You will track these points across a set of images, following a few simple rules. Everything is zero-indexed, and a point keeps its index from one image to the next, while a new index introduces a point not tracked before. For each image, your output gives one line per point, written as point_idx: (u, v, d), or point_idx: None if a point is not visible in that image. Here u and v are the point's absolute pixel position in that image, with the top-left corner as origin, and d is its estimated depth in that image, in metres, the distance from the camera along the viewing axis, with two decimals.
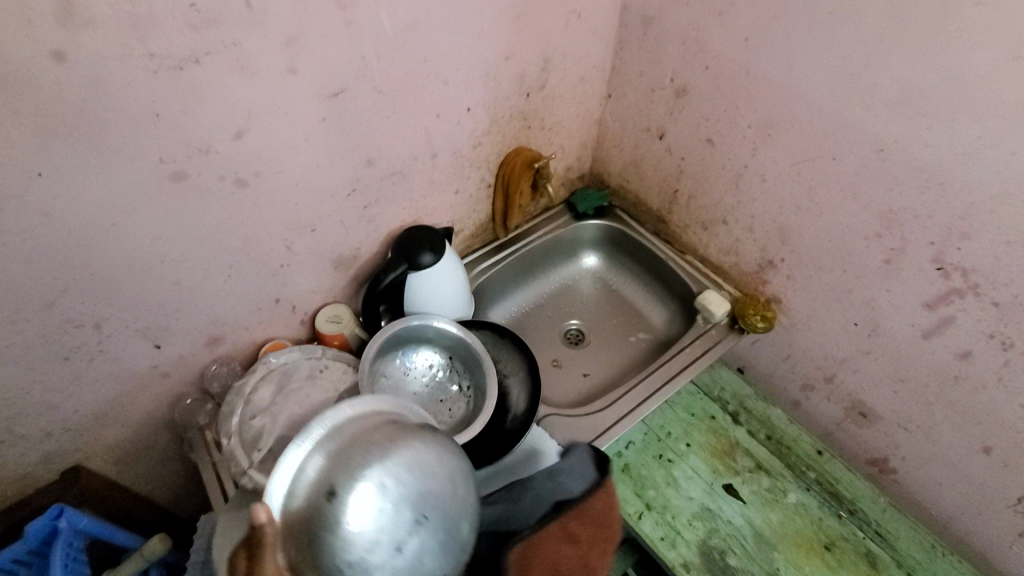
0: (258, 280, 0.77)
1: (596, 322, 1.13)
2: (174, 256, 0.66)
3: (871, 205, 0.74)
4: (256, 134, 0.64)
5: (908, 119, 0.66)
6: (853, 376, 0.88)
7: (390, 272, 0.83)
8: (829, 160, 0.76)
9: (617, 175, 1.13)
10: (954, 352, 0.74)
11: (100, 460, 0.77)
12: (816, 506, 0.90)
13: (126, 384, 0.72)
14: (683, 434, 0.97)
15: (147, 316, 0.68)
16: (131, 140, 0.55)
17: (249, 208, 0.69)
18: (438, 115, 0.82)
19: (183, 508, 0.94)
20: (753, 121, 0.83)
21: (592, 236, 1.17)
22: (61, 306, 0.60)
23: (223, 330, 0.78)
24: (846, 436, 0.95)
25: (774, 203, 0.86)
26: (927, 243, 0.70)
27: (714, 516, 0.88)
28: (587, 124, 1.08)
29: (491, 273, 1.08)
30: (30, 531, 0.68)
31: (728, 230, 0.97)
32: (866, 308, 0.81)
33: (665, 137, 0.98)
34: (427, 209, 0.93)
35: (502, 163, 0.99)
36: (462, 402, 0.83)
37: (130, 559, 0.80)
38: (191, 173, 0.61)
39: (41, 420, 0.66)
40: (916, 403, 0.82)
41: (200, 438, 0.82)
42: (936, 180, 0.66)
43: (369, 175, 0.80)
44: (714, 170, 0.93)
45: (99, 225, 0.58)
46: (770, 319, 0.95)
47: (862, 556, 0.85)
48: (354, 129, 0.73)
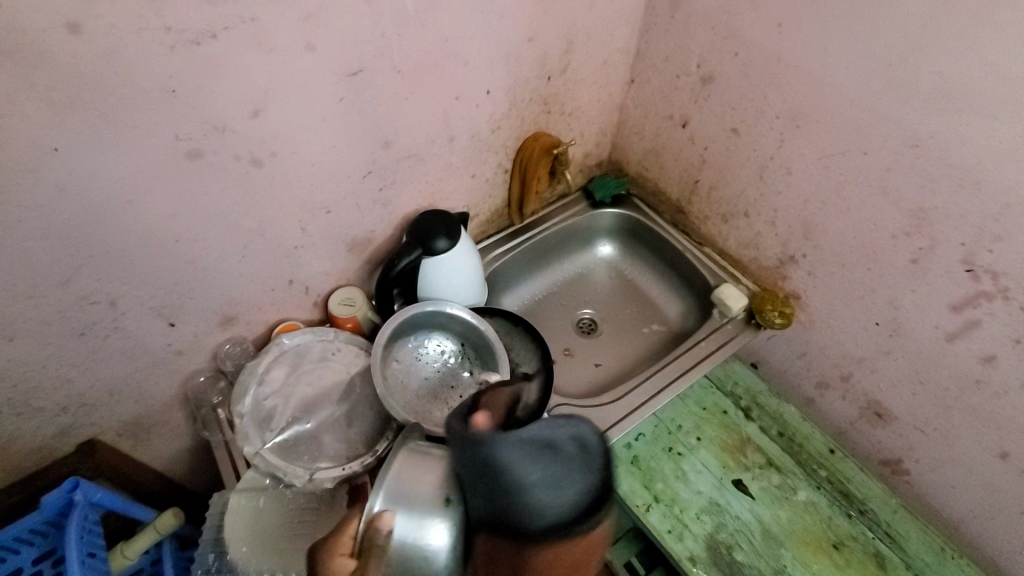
0: (272, 261, 0.77)
1: (609, 312, 1.12)
2: (189, 234, 0.65)
3: (901, 202, 0.71)
4: (272, 113, 0.63)
5: (947, 114, 0.63)
6: (871, 377, 0.87)
7: (404, 257, 0.82)
8: (859, 154, 0.73)
9: (636, 163, 1.11)
10: (978, 356, 0.72)
11: (115, 434, 0.77)
12: (826, 504, 0.90)
13: (141, 361, 0.72)
14: (694, 428, 0.96)
15: (162, 294, 0.68)
16: (147, 116, 0.54)
17: (264, 189, 0.68)
18: (457, 97, 0.80)
19: (196, 482, 0.96)
20: (781, 111, 0.80)
21: (608, 224, 1.16)
22: (76, 282, 0.60)
23: (237, 310, 0.78)
24: (860, 436, 0.94)
25: (799, 197, 0.84)
26: (958, 244, 0.68)
27: (722, 510, 0.88)
28: (607, 109, 1.05)
29: (505, 260, 1.06)
30: (46, 503, 0.70)
31: (749, 223, 0.95)
32: (889, 307, 0.79)
33: (687, 125, 0.96)
34: (443, 193, 0.92)
35: (519, 148, 0.97)
36: (473, 390, 0.83)
37: (144, 532, 0.81)
38: (207, 151, 0.60)
39: (57, 394, 0.67)
40: (935, 407, 0.80)
41: (213, 416, 0.83)
42: (972, 179, 0.64)
43: (385, 157, 0.78)
44: (738, 161, 0.90)
45: (116, 202, 0.57)
46: (788, 315, 0.94)
47: (870, 556, 0.85)
48: (371, 109, 0.71)
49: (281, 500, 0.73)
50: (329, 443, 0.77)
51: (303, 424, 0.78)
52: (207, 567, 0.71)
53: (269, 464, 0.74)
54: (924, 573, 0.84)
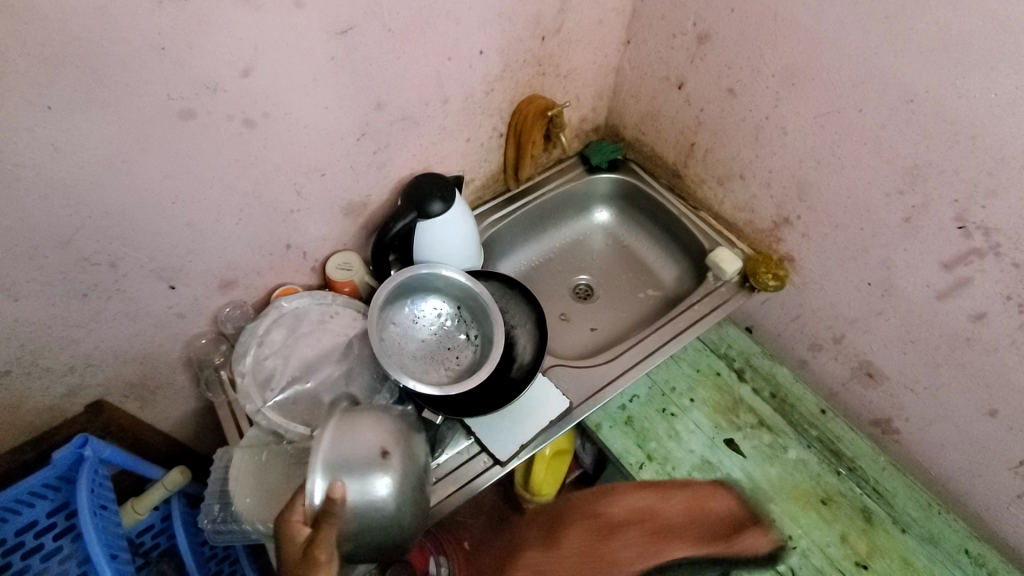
0: (269, 224, 0.78)
1: (605, 278, 1.12)
2: (186, 196, 0.66)
3: (896, 159, 0.71)
4: (263, 72, 0.63)
5: (943, 67, 0.63)
6: (863, 337, 0.88)
7: (399, 220, 0.83)
8: (855, 112, 0.73)
9: (633, 127, 1.10)
10: (968, 313, 0.73)
11: (121, 395, 0.80)
12: (815, 462, 0.92)
13: (144, 323, 0.74)
14: (687, 389, 0.98)
15: (161, 256, 0.69)
16: (139, 75, 0.54)
17: (257, 150, 0.69)
18: (449, 57, 0.79)
19: (201, 444, 0.99)
20: (777, 69, 0.79)
21: (604, 190, 1.15)
22: (76, 244, 0.61)
23: (236, 274, 0.80)
24: (851, 397, 0.95)
25: (794, 157, 0.83)
26: (950, 201, 0.68)
27: (714, 468, 0.90)
28: (604, 72, 1.04)
29: (501, 225, 1.07)
30: (58, 458, 0.72)
31: (744, 186, 0.94)
32: (882, 267, 0.79)
33: (684, 87, 0.95)
34: (437, 156, 0.92)
35: (514, 111, 0.97)
36: (469, 351, 0.84)
37: (154, 488, 0.84)
38: (198, 111, 0.61)
39: (64, 354, 0.69)
40: (925, 365, 0.81)
41: (216, 377, 0.85)
42: (965, 134, 0.64)
43: (378, 120, 0.78)
44: (734, 122, 0.90)
45: (110, 162, 0.58)
46: (782, 277, 0.94)
47: (858, 511, 0.87)
48: (363, 70, 0.71)
49: (284, 457, 0.75)
50: (329, 402, 0.80)
51: (304, 384, 0.80)
52: (213, 518, 0.73)
53: (270, 422, 0.76)
54: (911, 527, 0.86)
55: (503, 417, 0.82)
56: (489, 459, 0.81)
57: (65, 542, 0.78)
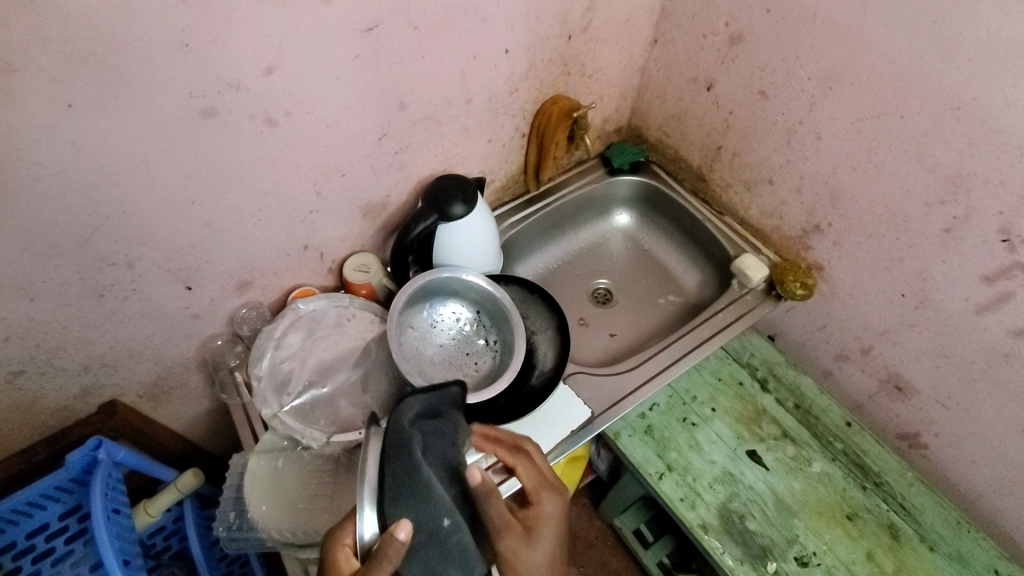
0: (288, 224, 0.76)
1: (624, 282, 1.10)
2: (204, 196, 0.64)
3: (937, 167, 0.68)
4: (287, 70, 0.61)
5: (994, 75, 0.60)
6: (893, 350, 0.85)
7: (421, 222, 0.80)
8: (895, 118, 0.70)
9: (657, 129, 1.07)
10: (1009, 329, 0.70)
11: (135, 395, 0.78)
12: (840, 476, 0.89)
13: (159, 324, 0.73)
14: (709, 398, 0.95)
15: (179, 257, 0.68)
16: (161, 72, 0.53)
17: (278, 149, 0.67)
18: (475, 56, 0.77)
19: (214, 444, 0.97)
20: (814, 72, 0.77)
21: (625, 192, 1.13)
22: (95, 243, 0.59)
23: (253, 274, 0.78)
24: (878, 409, 0.93)
25: (827, 163, 0.81)
26: (995, 212, 0.65)
27: (736, 480, 0.88)
28: (628, 71, 1.02)
29: (520, 227, 1.05)
30: (72, 460, 0.71)
31: (773, 191, 0.92)
32: (917, 279, 0.77)
33: (712, 89, 0.93)
34: (458, 157, 0.90)
35: (538, 112, 0.94)
36: (488, 357, 0.83)
37: (166, 490, 0.83)
38: (221, 109, 0.59)
39: (79, 354, 0.67)
40: (958, 380, 0.78)
41: (231, 379, 0.83)
42: (1014, 144, 0.61)
43: (401, 119, 0.76)
44: (765, 125, 0.87)
45: (130, 160, 0.56)
46: (810, 286, 0.92)
47: (884, 527, 0.85)
48: (387, 68, 0.69)
49: (299, 462, 0.75)
50: (345, 407, 0.78)
51: (322, 388, 0.79)
52: (228, 525, 0.72)
53: (287, 428, 0.75)
54: (939, 546, 0.84)
55: (522, 426, 0.80)
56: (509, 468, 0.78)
57: (77, 546, 0.78)
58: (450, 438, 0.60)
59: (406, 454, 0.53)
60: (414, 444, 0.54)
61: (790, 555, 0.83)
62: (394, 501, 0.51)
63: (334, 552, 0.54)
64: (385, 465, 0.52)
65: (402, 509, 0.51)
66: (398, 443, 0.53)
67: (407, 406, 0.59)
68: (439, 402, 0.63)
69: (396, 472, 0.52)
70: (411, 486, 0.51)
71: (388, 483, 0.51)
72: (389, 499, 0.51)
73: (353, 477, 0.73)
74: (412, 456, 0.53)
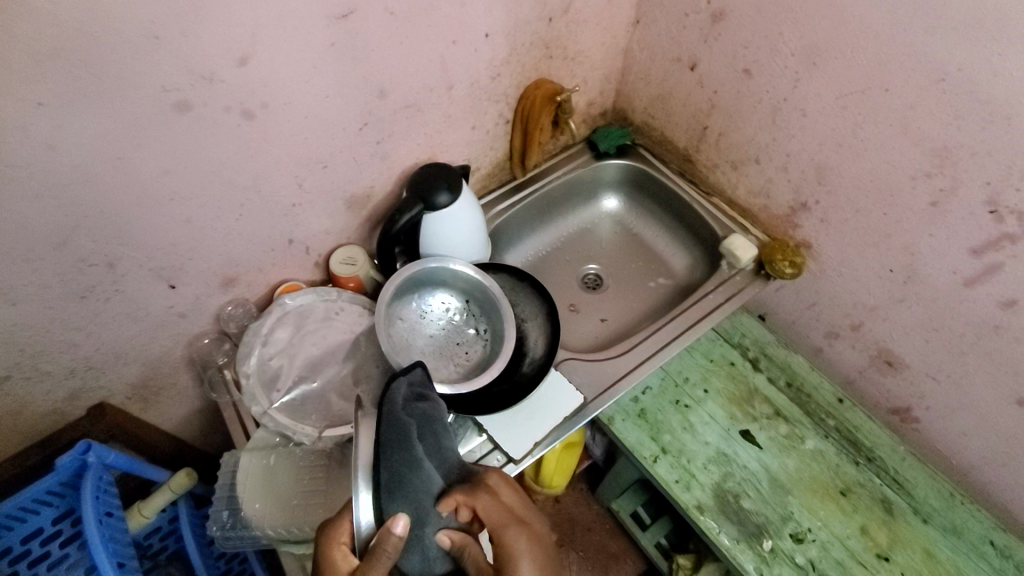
0: (270, 219, 0.75)
1: (614, 267, 1.10)
2: (183, 192, 0.63)
3: (923, 140, 0.68)
4: (261, 60, 0.59)
5: (979, 44, 0.60)
6: (883, 325, 0.85)
7: (406, 213, 0.79)
8: (881, 92, 0.70)
9: (643, 111, 1.06)
10: (997, 301, 0.70)
11: (123, 397, 0.77)
12: (833, 452, 0.90)
13: (145, 325, 0.72)
14: (701, 379, 0.96)
15: (161, 256, 0.67)
16: (131, 66, 0.51)
17: (257, 143, 0.66)
18: (454, 41, 0.76)
19: (206, 443, 0.97)
20: (797, 48, 0.76)
21: (613, 176, 1.12)
22: (73, 245, 0.58)
23: (237, 271, 0.77)
24: (869, 385, 0.93)
25: (813, 140, 0.80)
26: (982, 184, 0.65)
27: (730, 460, 0.89)
28: (612, 53, 1.01)
29: (508, 215, 1.04)
30: (61, 464, 0.70)
31: (760, 170, 0.91)
32: (905, 254, 0.77)
33: (696, 68, 0.92)
34: (442, 145, 0.88)
35: (521, 97, 0.93)
36: (479, 346, 0.82)
37: (159, 491, 0.83)
38: (195, 103, 0.57)
39: (64, 358, 0.66)
40: (949, 353, 0.79)
41: (220, 377, 0.82)
42: (1000, 114, 0.61)
43: (381, 108, 0.75)
44: (750, 103, 0.86)
45: (104, 158, 0.55)
46: (799, 264, 0.91)
47: (878, 501, 0.86)
48: (365, 56, 0.68)
49: (292, 458, 0.74)
50: (336, 401, 0.78)
51: (313, 382, 0.79)
52: (222, 524, 0.72)
53: (278, 424, 0.74)
54: (932, 518, 0.85)
55: (515, 414, 0.80)
56: (503, 456, 0.78)
57: (72, 550, 0.77)
58: (440, 424, 0.63)
59: (407, 448, 0.56)
60: (410, 437, 0.57)
61: (785, 532, 0.83)
62: (394, 495, 0.53)
63: (330, 554, 0.54)
64: (380, 457, 0.54)
65: (400, 503, 0.53)
66: (397, 435, 0.56)
67: (396, 392, 0.61)
68: (423, 386, 0.64)
69: (393, 466, 0.54)
70: (409, 481, 0.55)
71: (383, 476, 0.53)
72: (385, 492, 0.53)
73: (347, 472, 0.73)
74: (410, 448, 0.56)
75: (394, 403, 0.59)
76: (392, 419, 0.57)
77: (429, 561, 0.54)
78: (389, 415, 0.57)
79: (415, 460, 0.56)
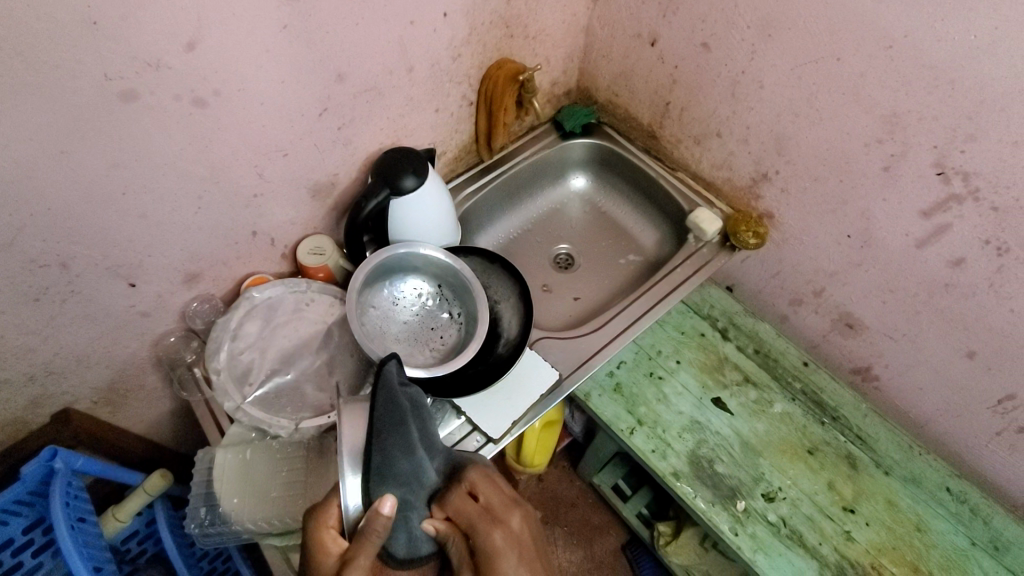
0: (232, 211, 0.73)
1: (585, 246, 1.11)
2: (137, 186, 0.61)
3: (874, 107, 0.70)
4: (211, 45, 0.57)
5: (923, 11, 0.62)
6: (842, 290, 0.89)
7: (372, 198, 0.78)
8: (833, 61, 0.71)
9: (606, 89, 1.07)
10: (947, 260, 0.73)
11: (89, 402, 0.75)
12: (801, 414, 0.93)
13: (106, 326, 0.69)
14: (673, 351, 0.98)
15: (117, 253, 0.64)
16: (70, 54, 0.49)
17: (211, 131, 0.64)
18: (412, 21, 0.75)
19: (180, 444, 0.95)
20: (753, 21, 0.77)
21: (580, 155, 1.13)
22: (21, 245, 0.56)
23: (201, 266, 0.75)
24: (832, 348, 0.97)
25: (771, 111, 0.82)
26: (929, 147, 0.68)
27: (703, 427, 0.91)
28: (573, 31, 1.00)
29: (477, 198, 1.04)
30: (27, 472, 0.69)
31: (721, 144, 0.93)
32: (861, 219, 0.80)
33: (657, 44, 0.92)
34: (406, 129, 0.87)
35: (484, 78, 0.93)
36: (453, 330, 0.82)
37: (133, 495, 0.81)
38: (142, 92, 0.55)
39: (21, 364, 0.64)
40: (904, 313, 0.82)
41: (190, 376, 0.81)
42: (945, 79, 0.63)
43: (341, 92, 0.74)
44: (709, 77, 0.87)
45: (48, 153, 0.53)
46: (762, 235, 0.94)
47: (842, 458, 0.90)
48: (320, 39, 0.66)
49: (268, 452, 0.74)
50: (311, 392, 0.77)
51: (286, 374, 0.78)
52: (200, 521, 0.71)
53: (252, 418, 0.73)
54: (893, 470, 0.89)
55: (492, 395, 0.81)
56: (482, 437, 0.79)
57: (46, 558, 0.75)
58: (425, 410, 0.64)
59: (399, 434, 0.57)
60: (402, 421, 0.58)
61: (757, 492, 0.87)
62: (382, 480, 0.53)
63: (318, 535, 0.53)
64: (372, 439, 0.54)
65: (390, 486, 0.54)
66: (390, 422, 0.57)
67: (388, 373, 0.61)
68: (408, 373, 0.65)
69: (385, 449, 0.55)
70: (400, 467, 0.55)
71: (376, 459, 0.54)
72: (376, 473, 0.53)
73: (326, 462, 0.73)
74: (404, 433, 0.57)
75: (388, 386, 0.60)
76: (385, 405, 0.58)
77: (414, 540, 0.55)
78: (382, 399, 0.58)
79: (405, 446, 0.57)
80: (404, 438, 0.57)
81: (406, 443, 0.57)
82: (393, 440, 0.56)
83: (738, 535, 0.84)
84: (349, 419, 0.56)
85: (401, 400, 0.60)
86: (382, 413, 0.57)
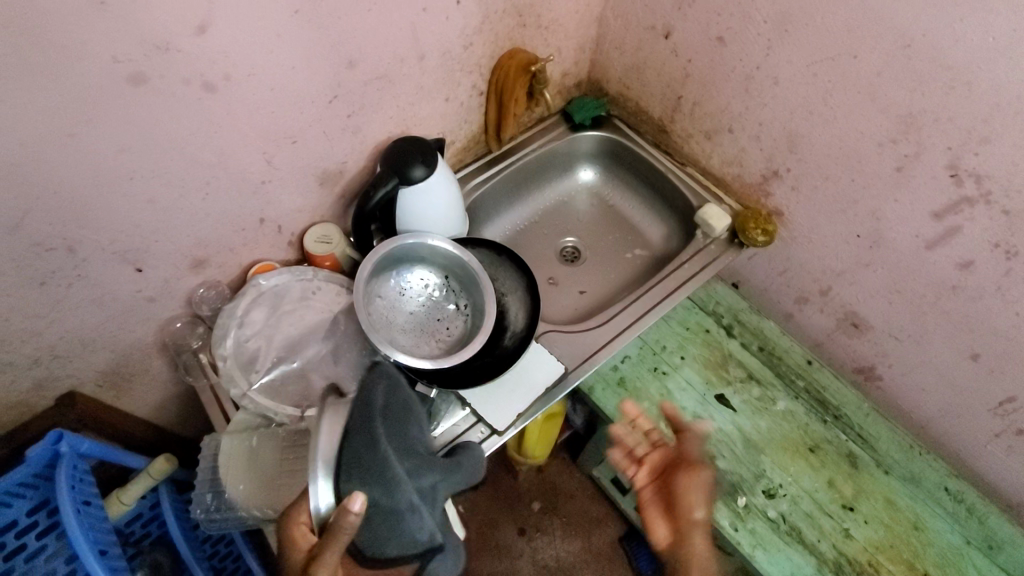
0: (240, 198, 0.73)
1: (592, 239, 1.10)
2: (144, 171, 0.61)
3: (889, 107, 0.70)
4: (221, 29, 0.57)
5: (943, 10, 0.61)
6: (849, 289, 0.89)
7: (380, 188, 0.78)
8: (850, 59, 0.71)
9: (617, 81, 1.06)
10: (955, 262, 0.73)
11: (94, 385, 0.75)
12: (803, 412, 0.94)
13: (111, 310, 0.69)
14: (678, 347, 0.98)
15: (124, 238, 0.64)
16: (78, 36, 0.48)
17: (220, 117, 0.63)
18: (424, 8, 0.74)
19: (183, 429, 0.95)
20: (769, 15, 0.76)
21: (589, 147, 1.12)
22: (27, 228, 0.55)
23: (207, 252, 0.75)
24: (837, 347, 0.97)
25: (784, 108, 0.81)
26: (944, 149, 0.67)
27: (706, 423, 0.92)
28: (585, 21, 0.99)
29: (485, 188, 1.03)
30: (32, 455, 0.69)
31: (732, 139, 0.92)
32: (871, 219, 0.79)
33: (670, 36, 0.91)
34: (415, 118, 0.87)
35: (495, 67, 0.92)
36: (460, 321, 0.82)
37: (139, 479, 0.82)
38: (151, 75, 0.55)
39: (27, 347, 0.64)
40: (910, 314, 0.82)
41: (196, 361, 0.81)
42: (962, 80, 0.62)
43: (351, 79, 0.73)
44: (723, 72, 0.86)
45: (55, 135, 0.52)
46: (771, 233, 0.93)
47: (843, 456, 0.90)
48: (332, 25, 0.65)
49: (275, 438, 0.73)
50: (317, 380, 0.77)
51: (292, 363, 0.78)
52: (206, 507, 0.72)
53: (258, 407, 0.73)
54: (893, 469, 0.90)
55: (498, 386, 0.81)
56: (487, 429, 0.79)
57: (50, 540, 0.75)
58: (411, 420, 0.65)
59: (369, 440, 0.56)
60: (373, 423, 0.57)
61: (758, 489, 0.87)
62: (350, 475, 0.53)
63: (291, 528, 0.57)
64: (346, 438, 0.54)
65: (358, 483, 0.53)
66: (365, 425, 0.57)
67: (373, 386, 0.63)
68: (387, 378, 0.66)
69: (355, 449, 0.54)
70: (372, 468, 0.55)
71: (346, 456, 0.54)
72: (346, 472, 0.53)
73: None
74: (373, 433, 0.56)
75: (367, 397, 0.60)
76: (357, 410, 0.58)
77: (382, 542, 0.56)
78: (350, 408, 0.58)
79: (377, 450, 0.56)
80: (375, 440, 0.56)
81: (379, 446, 0.56)
82: (365, 443, 0.55)
83: (738, 530, 0.84)
84: (329, 421, 0.55)
85: (375, 406, 0.60)
86: (350, 416, 0.57)
